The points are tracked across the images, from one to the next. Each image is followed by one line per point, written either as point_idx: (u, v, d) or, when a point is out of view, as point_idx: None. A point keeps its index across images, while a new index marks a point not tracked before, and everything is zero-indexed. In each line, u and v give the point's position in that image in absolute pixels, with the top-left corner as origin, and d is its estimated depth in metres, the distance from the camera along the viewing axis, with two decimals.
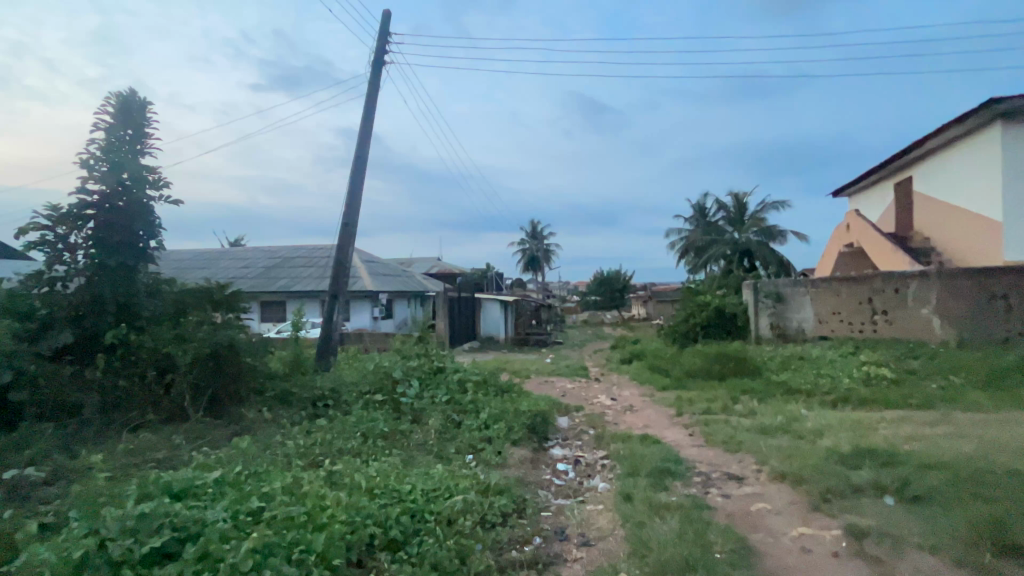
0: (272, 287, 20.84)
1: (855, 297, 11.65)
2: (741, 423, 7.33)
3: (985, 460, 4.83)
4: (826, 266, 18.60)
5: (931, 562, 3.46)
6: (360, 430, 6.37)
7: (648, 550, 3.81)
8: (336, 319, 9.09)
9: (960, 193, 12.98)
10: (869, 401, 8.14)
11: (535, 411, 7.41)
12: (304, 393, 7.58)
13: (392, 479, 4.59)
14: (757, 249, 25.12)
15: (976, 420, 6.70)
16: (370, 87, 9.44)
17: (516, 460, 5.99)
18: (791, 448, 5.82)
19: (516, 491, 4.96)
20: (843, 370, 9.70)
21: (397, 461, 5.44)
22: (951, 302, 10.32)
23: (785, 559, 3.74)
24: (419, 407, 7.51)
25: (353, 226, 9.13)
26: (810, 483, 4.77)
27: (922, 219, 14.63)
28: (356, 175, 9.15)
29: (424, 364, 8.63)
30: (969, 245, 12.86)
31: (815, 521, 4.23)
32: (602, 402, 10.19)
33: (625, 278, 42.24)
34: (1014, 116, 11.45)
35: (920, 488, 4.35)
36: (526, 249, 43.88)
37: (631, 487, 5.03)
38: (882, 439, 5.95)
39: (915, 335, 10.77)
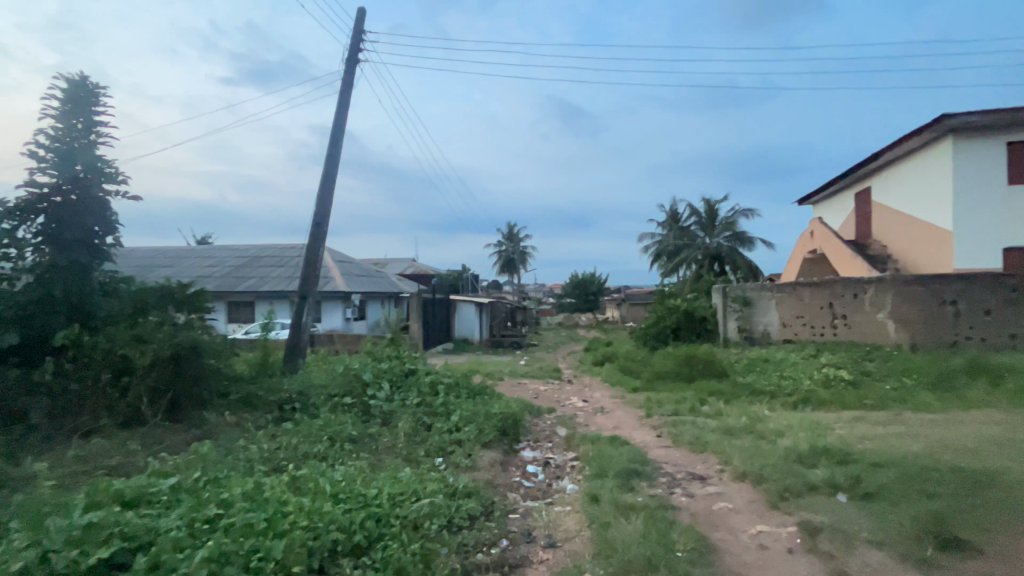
0: (239, 287, 20.23)
1: (816, 302, 12.10)
2: (707, 424, 7.51)
3: (931, 458, 5.09)
4: (791, 271, 19.28)
5: (878, 557, 3.62)
6: (328, 434, 6.25)
7: (613, 550, 3.87)
8: (304, 320, 8.87)
9: (914, 203, 13.64)
10: (827, 402, 8.47)
11: (507, 414, 7.41)
12: (269, 396, 7.38)
13: (359, 483, 4.53)
14: (727, 253, 25.97)
15: (924, 420, 7.04)
16: (343, 85, 9.30)
17: (486, 462, 5.97)
18: (753, 448, 6.00)
19: (485, 494, 4.96)
20: (805, 373, 10.06)
21: (364, 465, 5.36)
22: (905, 308, 10.79)
23: (743, 556, 3.86)
24: (389, 410, 7.41)
25: (324, 225, 8.96)
26: (769, 482, 4.94)
27: (879, 227, 15.30)
28: (329, 174, 9.00)
29: (395, 366, 8.54)
30: (921, 252, 13.53)
31: (772, 519, 4.38)
32: (574, 404, 10.27)
33: (599, 281, 42.72)
34: (964, 131, 12.11)
35: (871, 485, 4.55)
36: (502, 251, 43.88)
37: (598, 488, 5.08)
38: (838, 438, 6.20)
39: (871, 339, 11.25)
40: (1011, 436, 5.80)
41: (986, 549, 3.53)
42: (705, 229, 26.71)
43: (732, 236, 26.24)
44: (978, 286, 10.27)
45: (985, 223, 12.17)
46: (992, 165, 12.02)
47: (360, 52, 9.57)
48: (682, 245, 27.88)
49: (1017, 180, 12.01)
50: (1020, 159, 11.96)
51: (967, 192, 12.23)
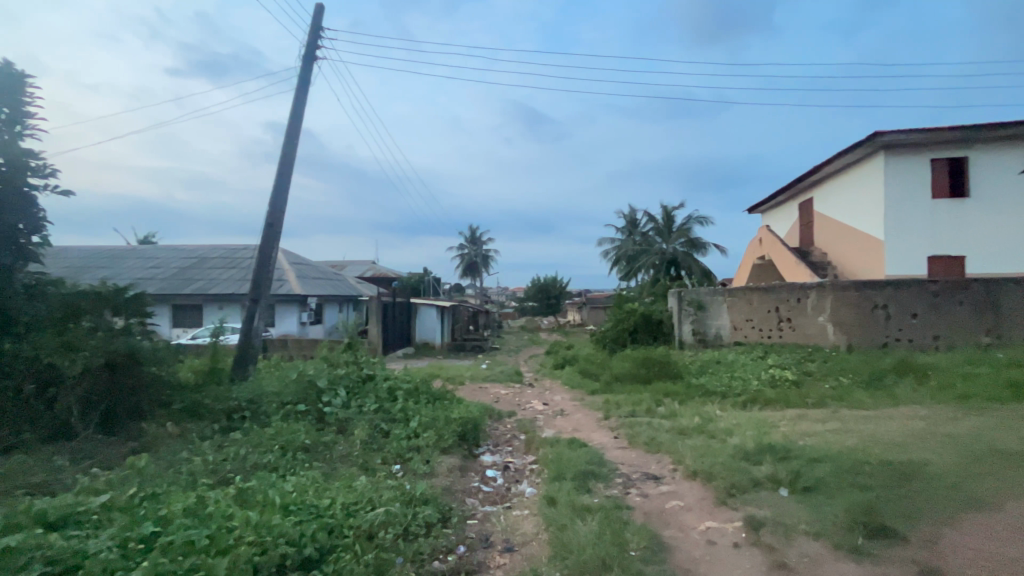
0: (185, 290, 19.19)
1: (764, 306, 12.74)
2: (662, 425, 7.74)
3: (864, 453, 5.43)
4: (742, 277, 20.20)
5: (816, 547, 3.84)
6: (279, 443, 6.01)
7: (569, 552, 3.92)
8: (256, 325, 8.49)
9: (851, 214, 14.61)
10: (773, 401, 8.92)
11: (466, 418, 7.34)
12: (216, 404, 7.03)
13: (310, 494, 4.38)
14: (683, 259, 26.80)
15: (858, 416, 7.54)
16: (299, 82, 9.02)
17: (445, 468, 5.90)
18: (704, 447, 6.22)
19: (442, 500, 4.89)
20: (753, 373, 10.56)
21: (317, 475, 5.20)
22: (842, 311, 11.50)
23: (693, 552, 4.01)
24: (345, 417, 7.20)
25: (278, 226, 8.64)
26: (718, 479, 5.14)
27: (821, 235, 16.27)
28: (284, 173, 8.70)
29: (352, 372, 8.34)
30: (857, 259, 14.48)
31: (720, 515, 4.57)
32: (534, 407, 10.33)
33: (561, 285, 43.16)
34: (894, 148, 13.10)
35: (809, 479, 4.82)
36: (465, 253, 43.64)
37: (556, 491, 5.14)
38: (782, 435, 6.52)
39: (812, 341, 11.93)
40: (933, 430, 6.30)
41: (909, 537, 3.79)
42: (663, 235, 27.50)
43: (687, 242, 27.12)
44: (906, 291, 11.03)
45: (911, 233, 13.18)
46: (917, 180, 13.04)
47: (317, 49, 9.32)
48: (641, 250, 28.59)
49: (940, 194, 13.04)
50: (943, 175, 12.97)
51: (896, 204, 13.20)
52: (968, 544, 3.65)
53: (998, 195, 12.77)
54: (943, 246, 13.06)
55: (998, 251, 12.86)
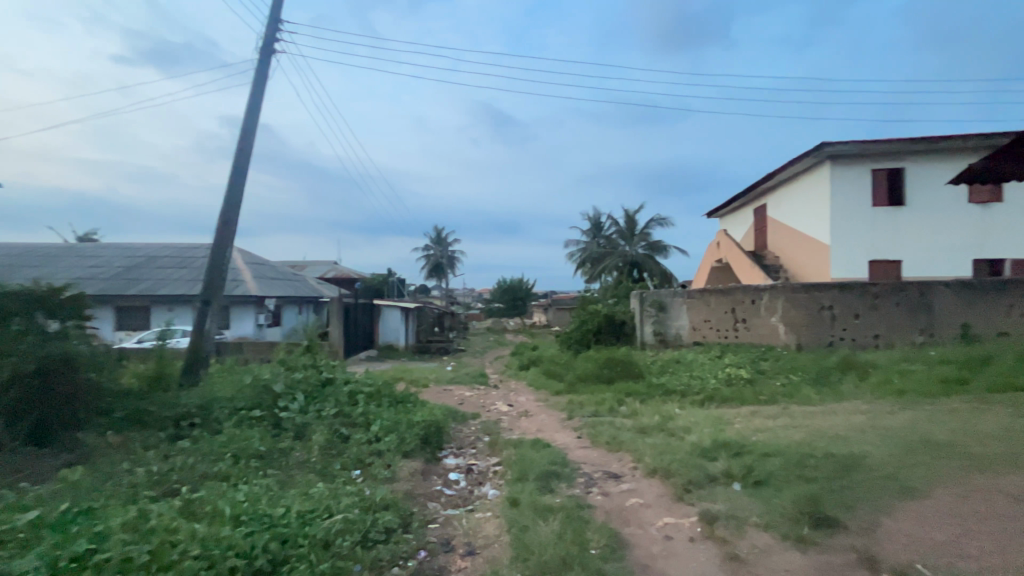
0: (130, 290, 18.10)
1: (721, 307, 13.23)
2: (624, 424, 7.89)
3: (810, 446, 5.72)
4: (700, 279, 20.89)
5: (765, 539, 4.01)
6: (231, 451, 5.74)
7: (530, 553, 3.93)
8: (208, 328, 8.10)
9: (801, 219, 15.36)
10: (729, 399, 9.25)
11: (430, 421, 7.22)
12: (163, 411, 6.65)
13: (262, 503, 4.21)
14: (644, 261, 27.46)
15: (807, 412, 7.92)
16: (257, 76, 8.68)
17: (407, 472, 5.79)
18: (663, 445, 6.38)
19: (403, 505, 4.80)
20: (711, 372, 10.94)
21: (272, 483, 5.01)
22: (793, 312, 12.07)
23: (651, 548, 4.13)
24: (303, 422, 6.96)
25: (233, 224, 8.28)
26: (676, 476, 5.29)
27: (773, 240, 17.03)
28: (239, 170, 8.34)
29: (310, 376, 8.07)
30: (806, 263, 15.25)
31: (678, 511, 4.70)
32: (498, 409, 10.32)
33: (527, 286, 43.37)
34: (839, 158, 13.89)
35: (761, 473, 5.02)
36: (431, 254, 43.19)
37: (518, 492, 5.14)
38: (736, 432, 6.78)
39: (765, 340, 12.48)
40: (872, 424, 6.69)
41: (849, 525, 4.00)
42: (625, 238, 28.10)
43: (649, 245, 27.82)
44: (849, 293, 11.68)
45: (854, 239, 14.00)
46: (860, 189, 13.87)
47: (276, 41, 9.00)
48: (605, 253, 29.08)
49: (880, 203, 13.89)
50: (883, 184, 13.83)
51: (841, 211, 13.98)
52: (902, 530, 3.88)
53: (931, 204, 13.70)
54: (882, 251, 13.92)
55: (930, 257, 13.79)
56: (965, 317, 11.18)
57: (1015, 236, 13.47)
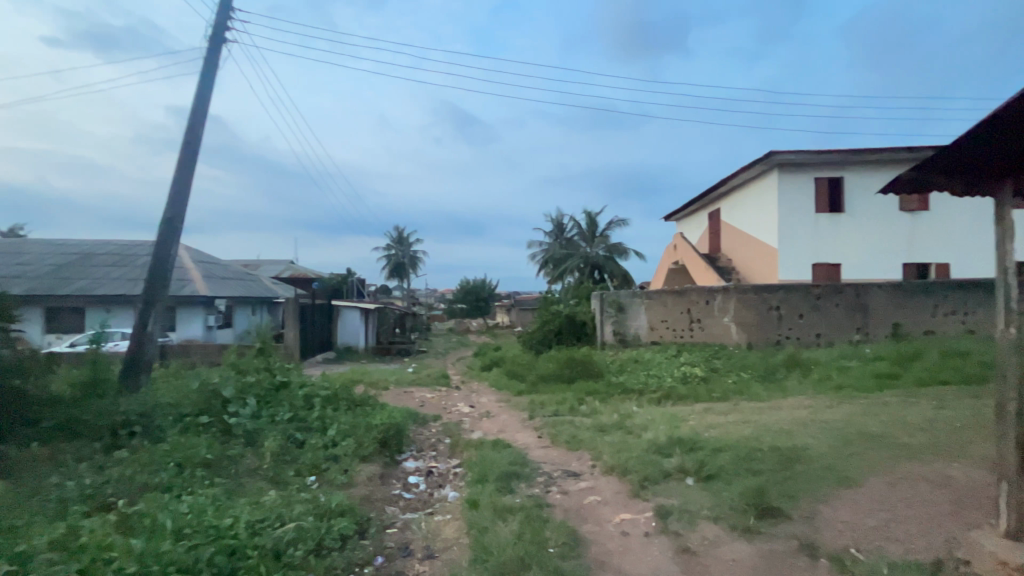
0: (63, 290, 16.82)
1: (677, 307, 13.70)
2: (583, 422, 8.02)
3: (758, 441, 5.99)
4: (659, 281, 21.54)
5: (715, 530, 4.18)
6: (174, 459, 5.43)
7: (489, 554, 3.93)
8: (151, 330, 7.65)
9: (751, 224, 16.09)
10: (684, 396, 9.58)
11: (389, 424, 7.07)
12: (98, 420, 6.21)
13: (208, 514, 4.01)
14: (605, 262, 28.00)
15: (755, 408, 8.31)
16: (206, 64, 8.26)
17: (365, 476, 5.65)
18: (620, 442, 6.54)
19: (360, 510, 4.67)
20: (667, 371, 11.28)
21: (219, 492, 4.78)
22: (743, 312, 12.63)
23: (607, 545, 4.23)
24: (254, 428, 6.66)
25: (178, 220, 7.84)
26: (632, 472, 5.42)
27: (726, 243, 17.76)
28: (186, 164, 7.92)
29: (263, 380, 7.76)
30: (755, 266, 16.01)
31: (634, 507, 4.83)
32: (460, 410, 10.25)
33: (490, 287, 43.30)
34: (786, 166, 14.67)
35: (712, 468, 5.22)
36: (392, 254, 42.41)
37: (478, 494, 5.12)
38: (689, 428, 7.03)
39: (718, 340, 13.01)
40: (814, 418, 7.09)
41: (791, 514, 4.23)
42: (587, 240, 28.57)
43: (609, 247, 28.39)
44: (795, 295, 12.33)
45: (799, 243, 14.81)
46: (804, 196, 14.70)
47: (226, 29, 8.60)
48: (567, 254, 29.43)
49: (822, 209, 14.74)
50: (825, 192, 14.70)
51: (788, 216, 14.76)
52: (839, 517, 4.13)
53: (868, 211, 14.66)
54: (824, 255, 14.78)
55: (866, 261, 14.75)
56: (896, 317, 12.03)
57: (940, 243, 14.61)
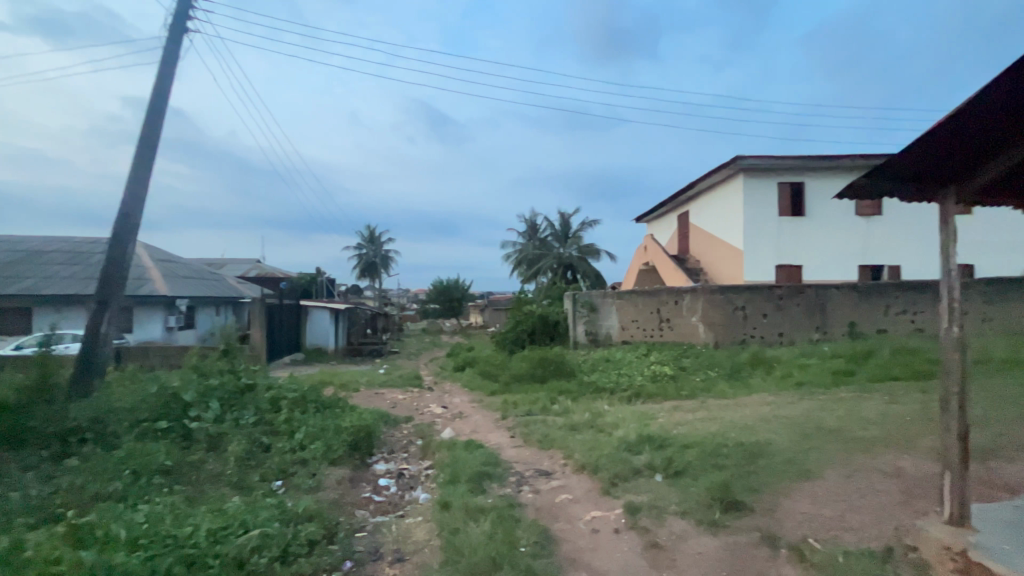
0: (8, 289, 15.82)
1: (647, 308, 13.99)
2: (555, 422, 8.08)
3: (724, 437, 6.17)
4: (630, 282, 21.91)
5: (682, 525, 4.29)
6: (129, 467, 5.18)
7: (460, 555, 3.92)
8: (105, 332, 7.29)
9: (718, 227, 16.56)
10: (654, 394, 9.77)
11: (359, 426, 6.94)
12: (47, 428, 5.88)
13: (165, 523, 3.85)
14: (578, 263, 28.26)
15: (721, 405, 8.56)
16: (166, 54, 7.93)
17: (333, 480, 5.53)
18: (592, 441, 6.62)
19: (328, 515, 4.57)
20: (638, 370, 11.48)
21: (178, 500, 4.59)
22: (710, 312, 12.98)
23: (578, 542, 4.28)
24: (217, 433, 6.42)
25: (136, 216, 7.49)
26: (603, 470, 5.50)
27: (694, 245, 18.21)
28: (144, 157, 7.58)
29: (228, 383, 7.49)
30: (722, 267, 16.48)
31: (604, 504, 4.89)
32: (432, 411, 10.16)
33: (464, 287, 43.08)
34: (751, 171, 15.16)
35: (680, 464, 5.34)
36: (363, 254, 41.65)
37: (450, 494, 5.09)
38: (659, 426, 7.18)
39: (687, 339, 13.34)
40: (776, 414, 7.35)
41: (754, 507, 4.37)
42: (560, 240, 28.81)
43: (582, 247, 28.68)
44: (759, 295, 12.75)
45: (763, 246, 15.33)
46: (768, 200, 15.23)
47: (187, 17, 8.27)
48: (540, 254, 29.57)
49: (785, 213, 15.30)
50: (787, 196, 15.25)
51: (753, 220, 15.27)
52: (798, 508, 4.30)
53: (827, 215, 15.29)
54: (787, 257, 15.33)
55: (825, 263, 15.38)
56: (853, 316, 12.59)
57: (892, 246, 15.38)
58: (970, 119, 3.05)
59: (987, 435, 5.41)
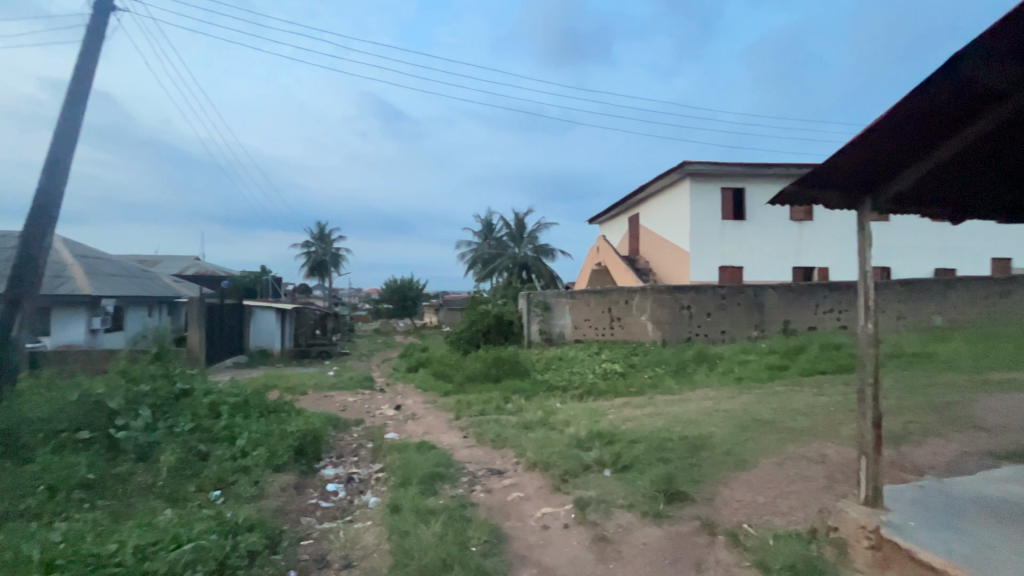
0: None
1: (599, 307, 14.35)
2: (509, 421, 8.12)
3: (669, 431, 6.43)
4: (583, 281, 22.39)
5: (628, 518, 4.44)
6: (45, 482, 4.75)
7: (410, 558, 3.87)
8: (16, 334, 6.63)
9: (666, 229, 17.21)
10: (604, 392, 10.04)
11: (306, 430, 6.70)
12: None
13: (86, 541, 3.58)
14: (533, 263, 28.53)
15: (668, 401, 8.91)
16: (88, 33, 7.30)
17: (278, 488, 5.30)
18: (544, 438, 6.71)
19: (271, 524, 4.37)
20: (589, 368, 11.75)
21: (102, 517, 4.26)
22: (659, 311, 13.47)
23: (528, 539, 4.34)
24: (149, 442, 6.00)
25: (52, 207, 6.85)
26: (554, 467, 5.60)
27: (644, 247, 18.85)
28: (60, 143, 6.92)
29: (161, 388, 7.01)
30: (669, 268, 17.16)
31: (554, 501, 4.98)
32: (384, 413, 9.96)
33: (418, 287, 42.43)
34: (697, 176, 15.87)
35: (627, 458, 5.52)
36: (312, 253, 40.14)
37: (400, 497, 5.01)
38: (608, 422, 7.38)
39: (636, 337, 13.80)
40: (717, 408, 7.75)
41: (695, 496, 4.59)
42: (515, 240, 29.02)
43: (536, 248, 29.00)
44: (703, 295, 13.36)
45: (707, 248, 16.10)
46: (712, 205, 16.01)
47: None
48: (495, 254, 29.61)
49: (727, 217, 16.13)
50: (729, 202, 16.09)
51: (698, 223, 15.99)
52: (735, 496, 4.55)
53: (764, 220, 16.25)
54: (728, 258, 16.17)
55: (763, 264, 16.33)
56: (787, 314, 13.45)
57: (821, 250, 16.55)
58: (886, 130, 3.32)
59: (898, 422, 5.95)
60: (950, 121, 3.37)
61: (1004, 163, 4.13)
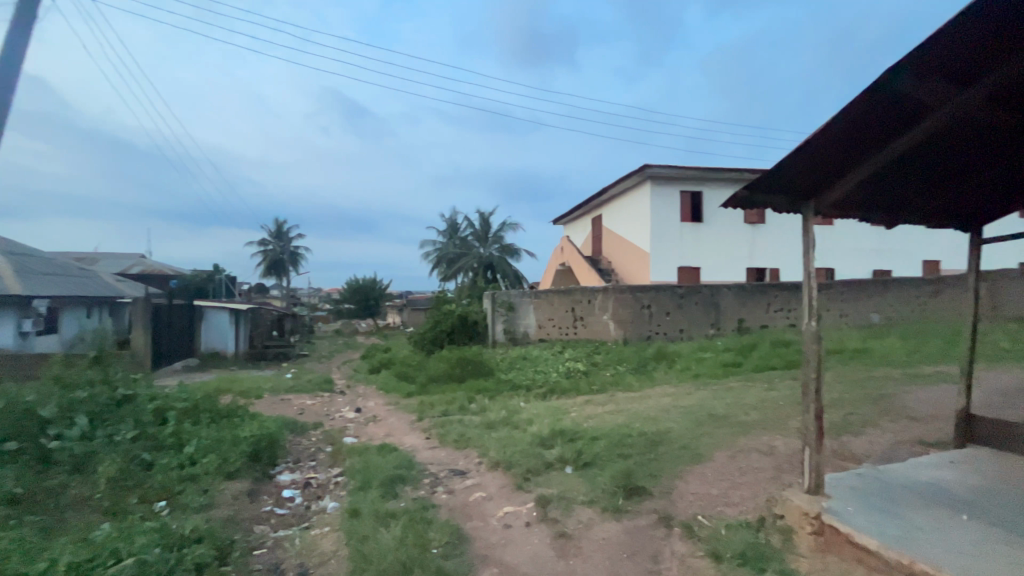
0: None
1: (562, 306, 14.52)
2: (472, 421, 8.09)
3: (629, 428, 6.58)
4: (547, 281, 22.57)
5: (588, 513, 4.51)
6: None
7: (368, 563, 3.78)
8: None
9: (628, 230, 17.60)
10: (567, 390, 10.16)
11: (260, 435, 6.44)
12: None
13: (12, 561, 3.32)
14: (498, 263, 28.53)
15: (629, 398, 9.12)
16: (20, 10, 6.78)
17: (229, 496, 5.07)
18: (507, 438, 6.72)
19: (221, 534, 4.19)
20: (553, 367, 11.87)
21: (30, 534, 3.95)
22: (621, 311, 13.76)
23: (490, 539, 4.34)
24: (86, 452, 5.61)
25: None
26: (516, 466, 5.62)
27: (607, 247, 19.20)
28: None
29: (101, 394, 6.57)
30: (631, 269, 17.55)
31: (516, 499, 5.00)
32: (344, 416, 9.72)
33: (381, 287, 41.68)
34: (657, 179, 16.30)
35: (588, 456, 5.61)
36: (269, 251, 38.63)
37: (359, 501, 4.89)
38: (571, 420, 7.47)
39: (599, 336, 14.05)
40: (675, 404, 7.99)
41: (652, 491, 4.71)
42: (480, 240, 28.95)
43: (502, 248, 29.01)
44: (663, 294, 13.74)
45: (667, 249, 16.56)
46: (671, 207, 16.48)
47: None
48: (460, 254, 29.42)
49: (686, 219, 16.65)
50: (687, 204, 16.62)
51: (658, 224, 16.42)
52: (691, 489, 4.71)
53: (720, 223, 16.87)
54: (686, 259, 16.70)
55: (719, 265, 16.96)
56: (741, 313, 14.02)
57: (772, 252, 17.34)
58: (826, 137, 3.52)
59: (839, 414, 6.32)
60: (884, 132, 3.61)
61: (929, 174, 4.48)
